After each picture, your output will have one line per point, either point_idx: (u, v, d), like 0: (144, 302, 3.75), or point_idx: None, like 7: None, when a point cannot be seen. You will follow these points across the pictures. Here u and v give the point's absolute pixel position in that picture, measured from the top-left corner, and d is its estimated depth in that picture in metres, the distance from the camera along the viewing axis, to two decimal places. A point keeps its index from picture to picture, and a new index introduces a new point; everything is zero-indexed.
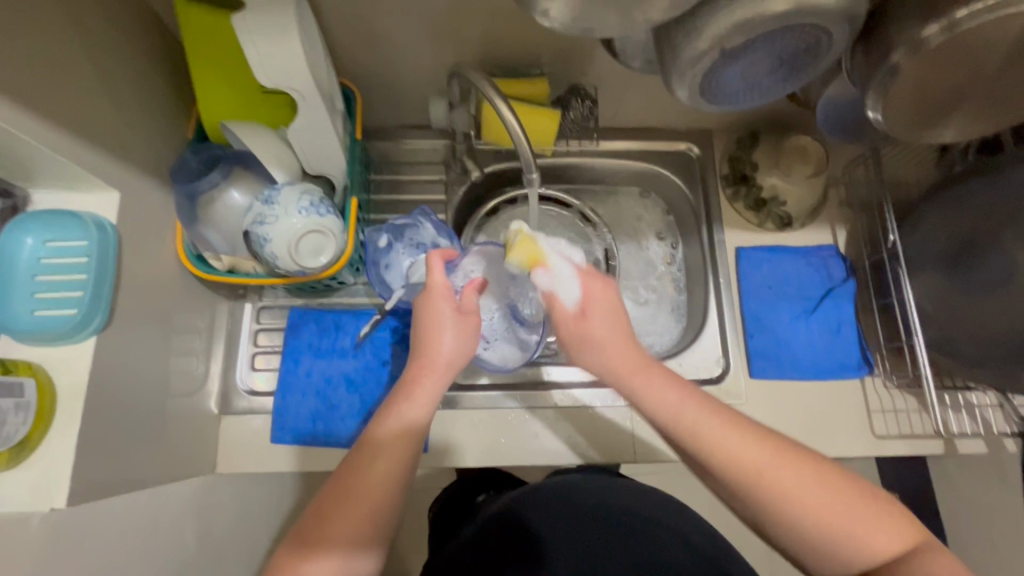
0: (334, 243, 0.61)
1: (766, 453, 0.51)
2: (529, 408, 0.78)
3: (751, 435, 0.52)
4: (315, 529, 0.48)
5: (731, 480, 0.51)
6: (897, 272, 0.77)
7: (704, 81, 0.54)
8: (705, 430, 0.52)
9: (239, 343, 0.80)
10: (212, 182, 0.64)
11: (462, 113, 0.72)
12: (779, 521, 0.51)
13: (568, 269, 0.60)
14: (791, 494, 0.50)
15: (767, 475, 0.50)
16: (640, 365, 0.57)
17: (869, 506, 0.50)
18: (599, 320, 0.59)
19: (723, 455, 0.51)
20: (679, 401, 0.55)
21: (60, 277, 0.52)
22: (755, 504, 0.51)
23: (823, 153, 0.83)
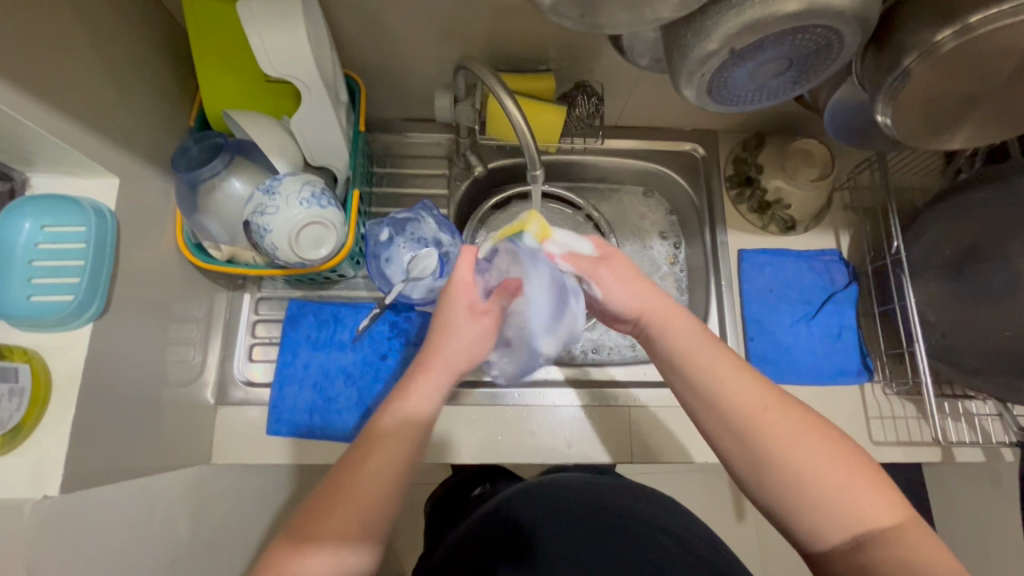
0: (335, 236, 0.61)
1: (770, 397, 0.51)
2: (529, 405, 0.78)
3: (750, 378, 0.53)
4: (310, 522, 0.48)
5: (730, 417, 0.51)
6: (900, 278, 0.76)
7: (712, 81, 0.53)
8: (714, 367, 0.53)
9: (237, 334, 0.79)
10: (213, 172, 0.62)
11: (466, 107, 0.70)
12: (769, 467, 0.49)
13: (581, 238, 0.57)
14: (786, 443, 0.49)
15: (755, 415, 0.50)
16: (646, 306, 0.57)
17: (867, 472, 0.48)
18: (610, 266, 0.58)
19: (725, 391, 0.52)
20: (691, 341, 0.55)
21: (56, 262, 0.51)
22: (749, 446, 0.50)
23: (829, 156, 0.82)
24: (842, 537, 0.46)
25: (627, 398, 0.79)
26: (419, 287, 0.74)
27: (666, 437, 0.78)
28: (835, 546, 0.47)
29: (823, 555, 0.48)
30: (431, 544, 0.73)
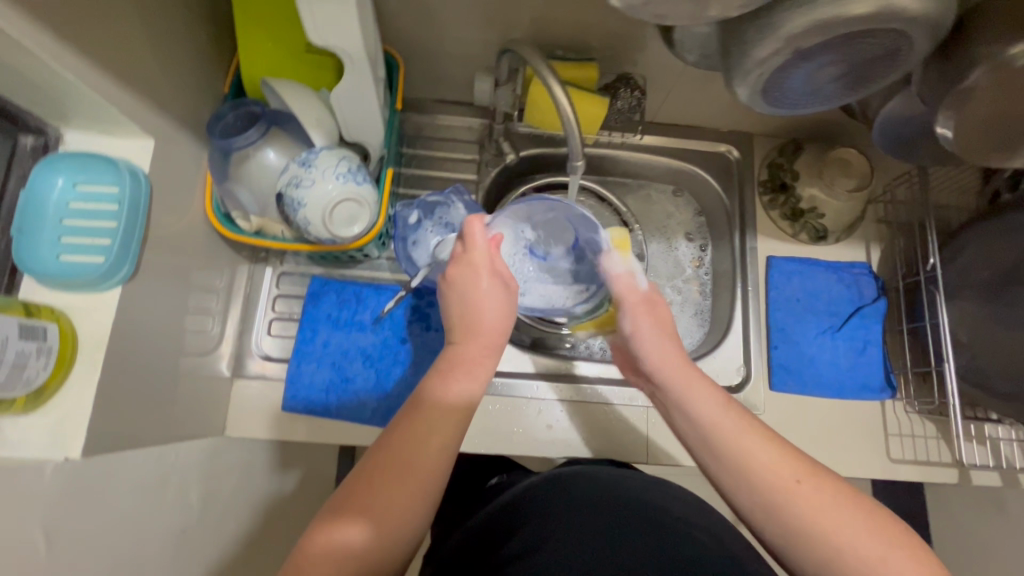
0: (368, 213, 0.60)
1: (803, 468, 0.51)
2: (527, 399, 0.77)
3: (783, 448, 0.52)
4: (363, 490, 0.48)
5: (757, 487, 0.51)
6: (933, 296, 0.75)
7: (769, 81, 0.52)
8: (746, 436, 0.53)
9: (256, 307, 0.78)
10: (249, 140, 0.60)
11: (506, 92, 0.69)
12: (798, 537, 0.48)
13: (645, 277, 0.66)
14: (821, 517, 0.47)
15: (790, 484, 0.49)
16: (680, 369, 0.61)
17: (910, 549, 0.46)
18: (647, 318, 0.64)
19: (760, 460, 0.51)
20: (722, 407, 0.56)
21: (87, 222, 0.50)
22: (778, 512, 0.49)
23: (868, 167, 0.80)
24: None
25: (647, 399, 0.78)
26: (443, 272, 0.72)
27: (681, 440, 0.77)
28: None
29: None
30: (444, 530, 0.73)
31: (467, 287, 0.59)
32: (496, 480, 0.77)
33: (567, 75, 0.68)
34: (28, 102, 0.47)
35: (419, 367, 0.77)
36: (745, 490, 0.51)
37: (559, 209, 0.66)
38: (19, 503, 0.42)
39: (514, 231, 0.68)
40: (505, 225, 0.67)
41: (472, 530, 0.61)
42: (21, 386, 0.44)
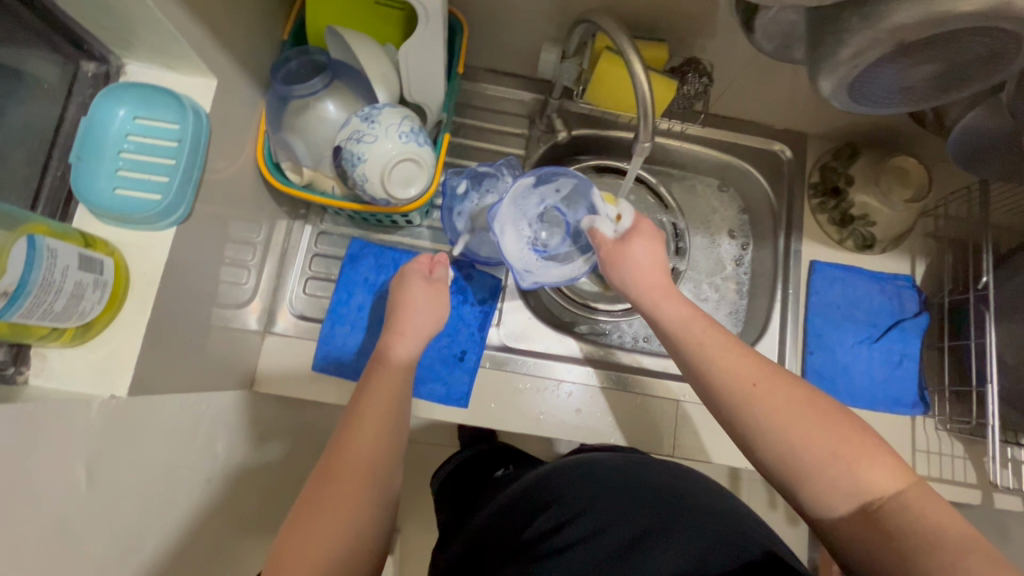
0: (425, 175, 0.58)
1: (761, 371, 0.52)
2: (555, 381, 0.75)
3: (752, 356, 0.54)
4: (327, 474, 0.52)
5: (718, 391, 0.53)
6: (981, 314, 0.74)
7: (859, 75, 0.50)
8: (707, 342, 0.56)
9: (292, 264, 0.77)
10: (311, 90, 0.58)
11: (571, 66, 0.68)
12: (760, 439, 0.50)
13: (630, 212, 0.68)
14: (775, 414, 0.49)
15: (756, 386, 0.51)
16: (659, 283, 0.63)
17: (870, 444, 0.47)
18: (636, 244, 0.66)
19: (719, 368, 0.53)
20: (688, 318, 0.59)
21: (146, 157, 0.49)
22: (736, 412, 0.51)
23: (926, 178, 0.78)
24: (849, 508, 0.45)
25: (679, 391, 0.77)
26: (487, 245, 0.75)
27: (709, 437, 0.76)
28: (843, 516, 0.45)
29: (832, 527, 0.46)
30: (453, 526, 0.74)
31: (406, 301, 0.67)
32: (502, 472, 0.80)
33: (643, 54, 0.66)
34: (95, 26, 0.45)
35: (452, 339, 0.76)
36: (710, 398, 0.54)
37: (546, 191, 0.72)
38: (64, 437, 0.41)
39: (517, 224, 0.70)
40: (510, 215, 0.69)
41: (484, 526, 0.61)
42: (76, 317, 0.43)
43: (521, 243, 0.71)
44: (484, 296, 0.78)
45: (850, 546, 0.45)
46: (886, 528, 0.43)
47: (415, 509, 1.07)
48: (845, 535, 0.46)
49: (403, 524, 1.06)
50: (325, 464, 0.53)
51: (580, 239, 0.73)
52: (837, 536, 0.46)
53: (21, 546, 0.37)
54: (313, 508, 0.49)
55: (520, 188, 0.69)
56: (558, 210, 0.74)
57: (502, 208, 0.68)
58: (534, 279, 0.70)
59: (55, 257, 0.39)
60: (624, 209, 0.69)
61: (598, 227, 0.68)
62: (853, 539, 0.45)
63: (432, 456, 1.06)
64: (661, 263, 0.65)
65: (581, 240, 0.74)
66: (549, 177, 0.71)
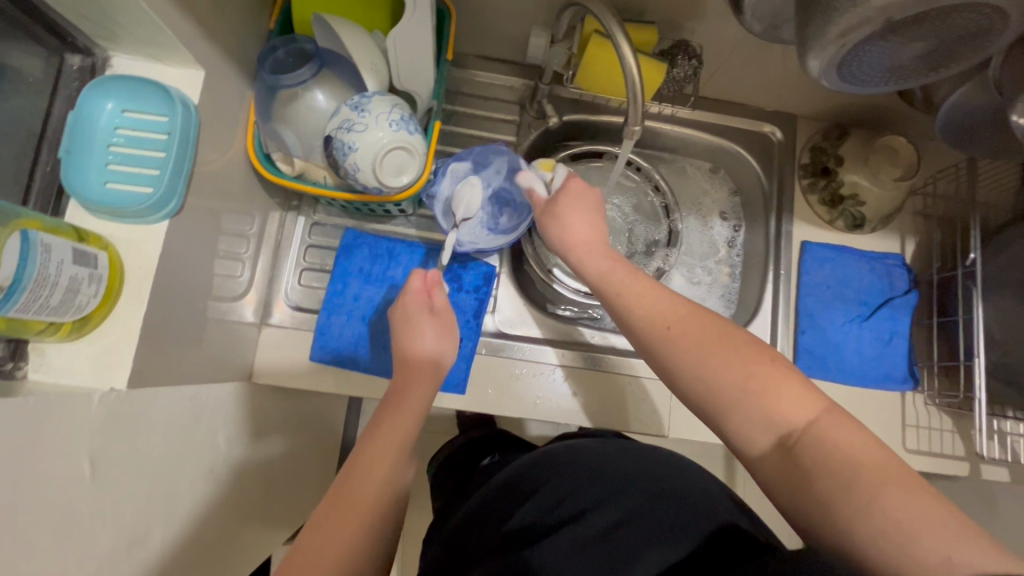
0: (417, 163, 0.58)
1: (677, 314, 0.54)
2: (549, 366, 0.76)
3: (672, 297, 0.56)
4: (355, 471, 0.52)
5: (638, 336, 0.55)
6: (969, 290, 0.74)
7: (848, 53, 0.50)
8: (629, 292, 0.57)
9: (287, 255, 0.77)
10: (299, 79, 0.57)
11: (561, 50, 0.66)
12: (680, 376, 0.52)
13: (563, 172, 0.69)
14: (692, 352, 0.51)
15: (675, 324, 0.53)
16: (587, 239, 0.63)
17: (779, 373, 0.48)
18: (565, 203, 0.66)
19: (637, 314, 0.56)
20: (608, 271, 0.60)
21: (135, 151, 0.48)
22: (656, 351, 0.54)
23: (915, 157, 0.78)
24: (769, 441, 0.47)
25: None
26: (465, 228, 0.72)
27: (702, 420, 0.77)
28: (762, 450, 0.47)
29: (758, 463, 0.48)
30: (447, 508, 0.76)
31: (403, 314, 0.67)
32: (489, 460, 0.81)
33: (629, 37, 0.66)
34: (80, 18, 0.45)
35: None
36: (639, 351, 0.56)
37: (489, 168, 0.73)
38: (67, 431, 0.42)
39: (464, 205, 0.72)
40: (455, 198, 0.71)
41: (471, 514, 0.63)
42: (72, 312, 0.43)
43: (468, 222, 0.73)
44: (478, 283, 0.78)
45: (774, 480, 0.46)
46: (800, 463, 0.44)
47: (415, 496, 1.09)
48: (771, 469, 0.46)
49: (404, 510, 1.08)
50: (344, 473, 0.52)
51: (524, 211, 0.74)
52: (759, 469, 0.48)
53: (29, 539, 0.38)
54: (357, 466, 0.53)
55: (454, 171, 0.71)
56: (503, 187, 0.74)
57: (444, 190, 0.71)
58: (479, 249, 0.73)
59: (48, 252, 0.40)
60: (558, 171, 0.69)
61: (531, 188, 0.69)
62: (773, 471, 0.46)
63: (431, 443, 1.08)
64: (590, 219, 0.65)
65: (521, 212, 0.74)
66: (485, 157, 0.73)
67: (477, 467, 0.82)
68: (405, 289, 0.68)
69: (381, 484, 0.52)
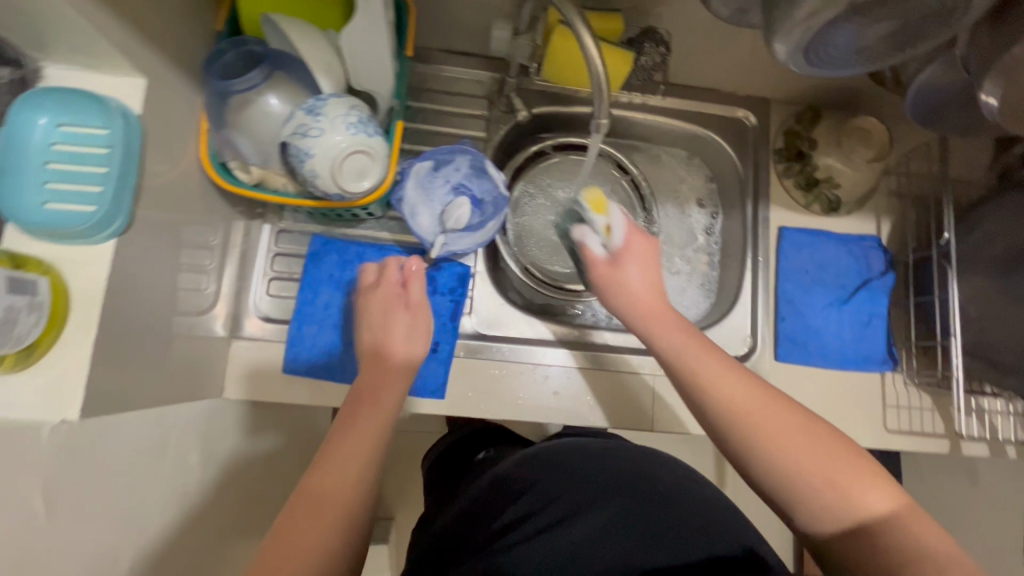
0: (378, 167, 0.56)
1: (757, 399, 0.52)
2: (536, 365, 0.75)
3: (749, 381, 0.53)
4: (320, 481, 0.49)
5: (715, 416, 0.53)
6: (943, 270, 0.74)
7: (814, 38, 0.49)
8: (704, 371, 0.55)
9: (254, 265, 0.74)
10: (250, 83, 0.54)
11: (525, 42, 0.65)
12: (758, 462, 0.50)
13: (621, 226, 0.64)
14: (778, 441, 0.49)
15: (754, 412, 0.51)
16: (656, 307, 0.61)
17: (866, 468, 0.48)
18: (629, 267, 0.63)
19: (715, 395, 0.53)
20: (683, 349, 0.57)
21: (75, 168, 0.46)
22: (735, 436, 0.51)
23: (887, 138, 0.78)
24: (840, 527, 0.47)
25: (652, 367, 0.77)
26: (431, 229, 0.70)
27: (684, 412, 0.76)
28: (833, 535, 0.47)
29: (823, 543, 0.48)
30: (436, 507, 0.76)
31: (378, 309, 0.66)
32: (483, 455, 0.80)
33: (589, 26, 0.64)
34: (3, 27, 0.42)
35: None
36: (710, 428, 0.54)
37: (452, 167, 0.71)
38: (14, 468, 0.40)
39: (428, 205, 0.71)
40: (419, 199, 0.70)
41: (460, 511, 0.61)
42: (12, 343, 0.41)
43: (433, 222, 0.71)
44: (453, 284, 0.76)
45: (842, 561, 0.47)
46: (877, 550, 0.45)
47: (404, 500, 1.08)
48: (838, 550, 0.47)
49: (395, 512, 1.07)
50: (312, 470, 0.50)
51: (489, 209, 0.72)
52: (825, 547, 0.48)
53: None
54: (317, 478, 0.50)
55: (416, 171, 0.69)
56: (466, 185, 0.72)
57: (407, 191, 0.69)
58: (447, 250, 0.70)
59: None
60: (615, 217, 0.64)
61: (586, 242, 0.65)
62: (842, 554, 0.47)
63: (417, 446, 1.07)
64: (653, 283, 0.62)
65: (488, 208, 0.72)
66: (447, 156, 0.71)
67: (469, 463, 0.81)
68: (381, 276, 0.68)
69: (345, 504, 0.48)
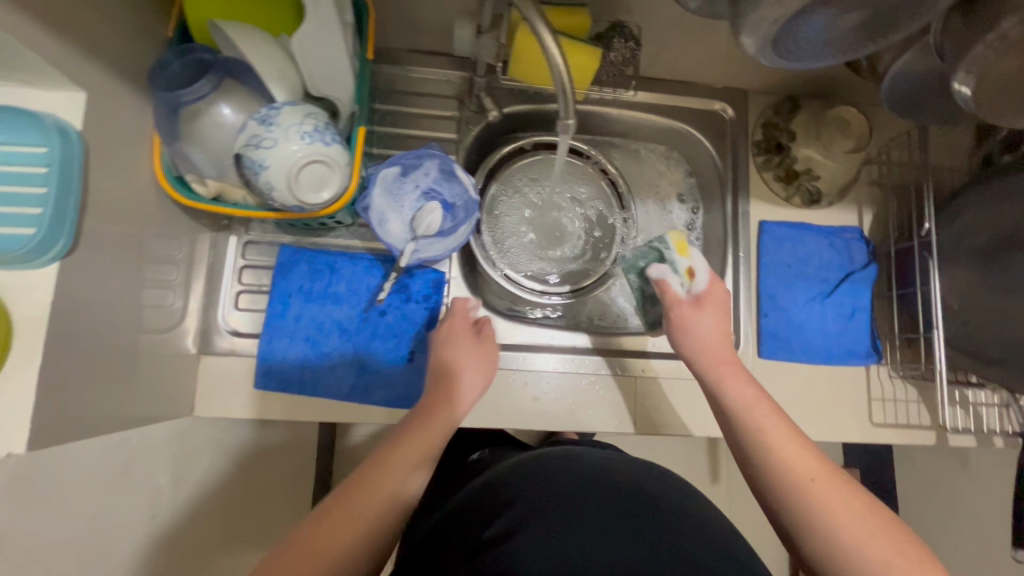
0: (338, 176, 0.54)
1: (821, 468, 0.53)
2: (531, 370, 0.74)
3: (813, 450, 0.55)
4: (374, 466, 0.52)
5: (773, 477, 0.53)
6: (925, 261, 0.73)
7: (781, 30, 0.47)
8: (771, 429, 0.56)
9: (222, 279, 0.72)
10: (198, 93, 0.52)
11: (489, 41, 0.62)
12: (809, 527, 0.50)
13: (703, 271, 0.71)
14: (835, 512, 0.50)
15: (818, 481, 0.52)
16: (724, 358, 0.65)
17: (921, 562, 0.47)
18: (707, 313, 0.69)
19: (779, 454, 0.54)
20: (752, 403, 0.59)
21: (14, 188, 0.44)
22: (791, 496, 0.52)
23: (867, 127, 0.77)
24: None
25: (666, 368, 0.77)
26: (401, 236, 0.68)
27: (667, 413, 0.75)
28: None
29: None
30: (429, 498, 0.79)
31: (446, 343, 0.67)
32: (479, 455, 0.85)
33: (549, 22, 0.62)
34: None
35: (397, 340, 0.72)
36: (763, 489, 0.54)
37: (421, 171, 0.70)
38: None
39: (397, 211, 0.69)
40: (387, 206, 0.68)
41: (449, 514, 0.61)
42: None
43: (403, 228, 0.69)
44: (428, 292, 0.74)
45: None
46: None
47: None
48: None
49: None
50: (370, 463, 0.52)
51: (461, 213, 0.70)
52: None
53: None
54: (374, 473, 0.51)
55: (384, 177, 0.67)
56: (437, 189, 0.70)
57: (376, 198, 0.66)
58: (418, 256, 0.69)
59: None
60: (700, 266, 0.72)
61: (665, 279, 0.72)
62: None
63: None
64: (726, 336, 0.67)
65: (459, 213, 0.70)
66: (414, 161, 0.69)
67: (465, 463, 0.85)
68: (451, 310, 0.70)
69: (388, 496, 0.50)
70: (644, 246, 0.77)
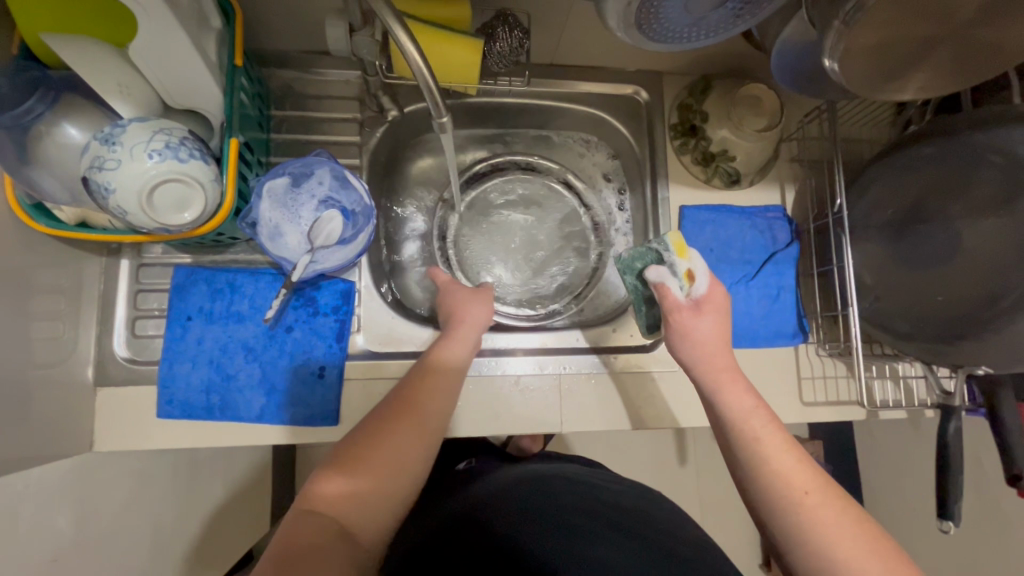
0: (198, 194, 0.51)
1: (815, 481, 0.50)
2: (486, 376, 0.72)
3: (808, 462, 0.52)
4: (402, 412, 0.53)
5: (765, 491, 0.51)
6: (839, 237, 0.71)
7: (643, 12, 0.45)
8: (767, 440, 0.53)
9: (115, 305, 0.68)
10: (33, 114, 0.50)
11: (364, 38, 0.60)
12: (801, 542, 0.47)
13: (703, 274, 0.65)
14: (827, 529, 0.47)
15: (812, 495, 0.49)
16: (721, 363, 0.61)
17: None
18: (706, 316, 0.63)
19: (773, 468, 0.51)
20: (750, 409, 0.57)
21: None
22: (784, 510, 0.49)
23: (778, 106, 0.74)
24: None
25: (663, 364, 0.75)
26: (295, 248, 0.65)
27: (594, 407, 0.73)
28: None
29: None
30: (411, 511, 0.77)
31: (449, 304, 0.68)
32: (465, 466, 0.83)
33: (421, 16, 0.59)
34: None
35: (307, 355, 0.70)
36: (756, 502, 0.52)
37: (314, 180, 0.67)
38: None
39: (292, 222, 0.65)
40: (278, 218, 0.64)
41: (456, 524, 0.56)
42: None
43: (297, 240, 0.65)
44: (337, 303, 0.71)
45: None
46: None
47: None
48: None
49: None
50: (393, 419, 0.52)
51: (361, 220, 0.68)
52: None
53: None
54: (395, 439, 0.51)
55: (271, 187, 0.63)
56: (332, 197, 0.68)
57: (264, 210, 0.63)
58: (316, 268, 0.66)
59: None
60: (699, 266, 0.65)
61: (663, 283, 0.65)
62: None
63: None
64: (724, 338, 0.63)
65: (358, 220, 0.68)
66: (304, 170, 0.66)
67: (452, 472, 0.84)
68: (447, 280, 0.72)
69: (407, 455, 0.50)
70: (642, 246, 0.70)
